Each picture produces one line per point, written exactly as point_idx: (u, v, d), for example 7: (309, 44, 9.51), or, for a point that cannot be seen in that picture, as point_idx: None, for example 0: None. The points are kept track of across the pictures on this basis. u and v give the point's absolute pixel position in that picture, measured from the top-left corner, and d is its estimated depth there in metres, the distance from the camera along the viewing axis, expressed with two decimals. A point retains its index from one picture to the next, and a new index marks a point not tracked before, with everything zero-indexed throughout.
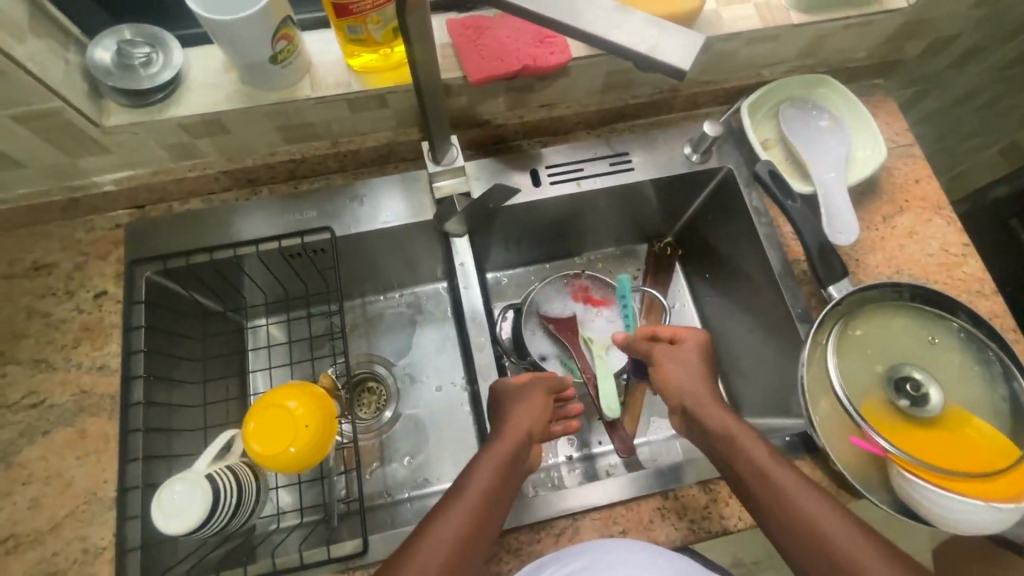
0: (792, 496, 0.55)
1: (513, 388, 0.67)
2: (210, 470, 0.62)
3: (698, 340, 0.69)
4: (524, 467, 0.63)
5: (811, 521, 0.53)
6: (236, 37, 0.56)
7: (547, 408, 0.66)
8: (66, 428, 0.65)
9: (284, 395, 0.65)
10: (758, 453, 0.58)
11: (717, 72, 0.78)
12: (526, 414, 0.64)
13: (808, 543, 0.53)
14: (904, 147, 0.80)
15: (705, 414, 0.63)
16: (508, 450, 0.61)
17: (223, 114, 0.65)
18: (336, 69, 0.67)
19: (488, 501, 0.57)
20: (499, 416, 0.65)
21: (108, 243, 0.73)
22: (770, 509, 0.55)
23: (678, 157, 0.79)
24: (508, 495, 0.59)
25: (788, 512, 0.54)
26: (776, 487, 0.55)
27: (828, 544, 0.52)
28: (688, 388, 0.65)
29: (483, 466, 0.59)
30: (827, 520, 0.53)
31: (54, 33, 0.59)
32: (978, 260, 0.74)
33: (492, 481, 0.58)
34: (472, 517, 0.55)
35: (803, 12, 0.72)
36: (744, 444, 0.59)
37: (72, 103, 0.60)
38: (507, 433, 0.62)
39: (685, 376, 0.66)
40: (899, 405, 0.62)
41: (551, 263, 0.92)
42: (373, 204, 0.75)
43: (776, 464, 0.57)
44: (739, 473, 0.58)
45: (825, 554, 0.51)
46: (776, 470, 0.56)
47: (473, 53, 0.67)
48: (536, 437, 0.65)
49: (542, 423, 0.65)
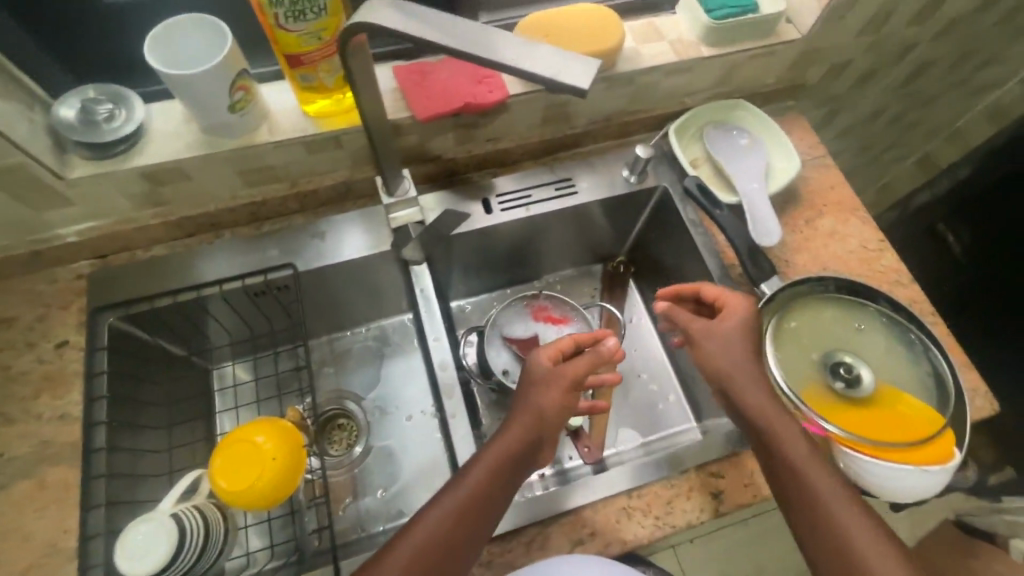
0: (809, 478, 0.56)
1: (538, 372, 0.66)
2: (175, 509, 0.62)
3: (744, 310, 0.66)
4: (532, 461, 0.64)
5: (819, 496, 0.55)
6: (194, 88, 0.61)
7: (565, 401, 0.65)
8: (25, 479, 0.64)
9: (252, 430, 0.67)
10: (786, 430, 0.59)
11: (645, 103, 0.86)
12: (536, 411, 0.64)
13: (813, 516, 0.55)
14: (818, 159, 0.89)
15: (747, 386, 0.62)
16: (505, 451, 0.61)
17: (185, 162, 0.68)
18: (293, 114, 0.71)
19: (480, 504, 0.59)
20: (515, 402, 0.66)
21: (70, 293, 0.74)
22: (783, 476, 0.58)
23: (618, 180, 0.86)
24: (501, 500, 0.60)
25: (799, 482, 0.57)
26: (796, 468, 0.57)
27: (830, 525, 0.54)
28: (730, 365, 0.63)
29: (482, 465, 0.60)
30: (837, 504, 0.55)
31: (19, 94, 0.62)
32: (893, 252, 0.82)
33: (483, 485, 0.59)
34: (461, 514, 0.58)
35: (711, 46, 0.81)
36: (774, 419, 0.60)
37: (36, 157, 0.62)
38: (509, 431, 0.63)
39: (727, 350, 0.64)
40: (837, 387, 0.67)
41: (512, 288, 0.97)
42: (334, 240, 0.79)
43: (805, 450, 0.58)
44: (763, 442, 0.60)
45: (823, 534, 0.54)
46: (805, 456, 0.57)
47: (419, 95, 0.73)
48: (547, 436, 0.65)
49: (556, 416, 0.64)
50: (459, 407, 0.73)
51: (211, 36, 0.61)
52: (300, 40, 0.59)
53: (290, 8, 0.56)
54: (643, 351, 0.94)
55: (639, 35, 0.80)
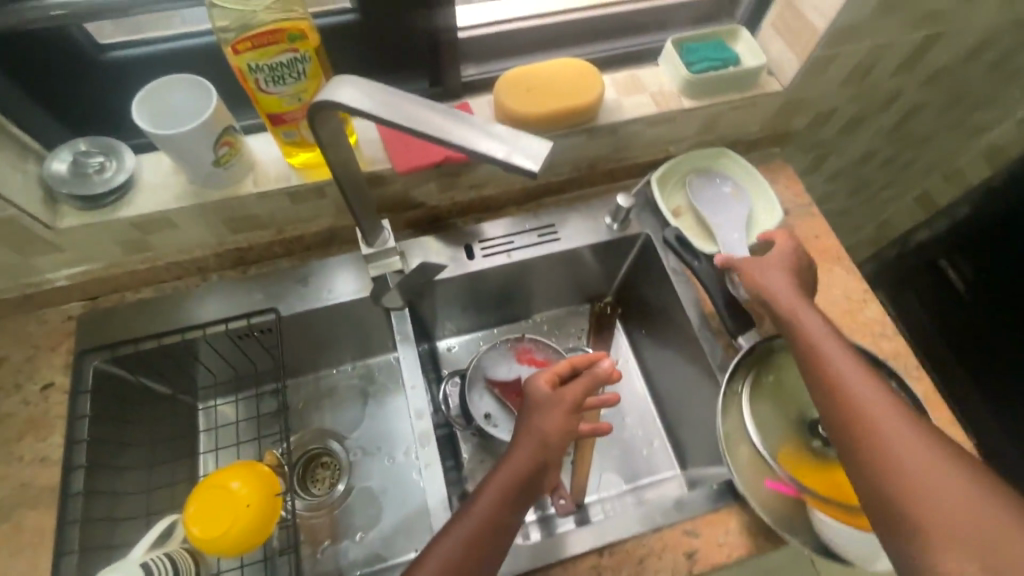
0: (844, 377, 0.57)
1: (539, 395, 0.66)
2: (146, 557, 0.63)
3: (782, 250, 0.72)
4: (538, 488, 0.62)
5: (852, 390, 0.56)
6: (181, 145, 0.63)
7: (566, 425, 0.64)
8: (3, 523, 0.65)
9: (227, 475, 0.68)
10: (826, 343, 0.60)
11: (629, 151, 0.88)
12: (539, 435, 0.63)
13: (845, 407, 0.55)
14: (802, 207, 0.89)
15: (797, 310, 0.65)
16: (513, 473, 0.60)
17: (173, 211, 0.70)
18: (278, 165, 0.73)
19: (490, 530, 0.57)
20: (521, 423, 0.66)
21: (59, 334, 0.76)
22: (816, 375, 0.59)
23: (600, 226, 0.87)
24: (509, 531, 0.59)
25: (832, 382, 0.57)
26: (832, 369, 0.58)
27: (861, 416, 0.54)
28: (776, 288, 0.68)
29: (486, 494, 0.59)
30: (873, 401, 0.54)
31: (14, 149, 0.65)
32: (878, 303, 0.81)
33: (491, 510, 0.58)
34: (472, 540, 0.57)
35: (692, 98, 0.82)
36: (812, 331, 0.62)
37: (26, 210, 0.64)
38: (515, 455, 0.62)
39: (778, 279, 0.69)
40: (813, 446, 0.67)
41: (500, 327, 0.97)
42: (318, 284, 0.80)
43: (843, 356, 0.59)
44: (814, 372, 0.60)
45: (853, 425, 0.54)
46: (841, 359, 0.58)
47: (400, 148, 0.75)
48: (554, 459, 0.63)
49: (560, 442, 0.63)
50: (433, 455, 0.72)
51: (197, 95, 0.63)
52: (282, 101, 0.62)
53: (270, 73, 0.58)
54: (631, 393, 0.92)
55: (621, 87, 0.82)
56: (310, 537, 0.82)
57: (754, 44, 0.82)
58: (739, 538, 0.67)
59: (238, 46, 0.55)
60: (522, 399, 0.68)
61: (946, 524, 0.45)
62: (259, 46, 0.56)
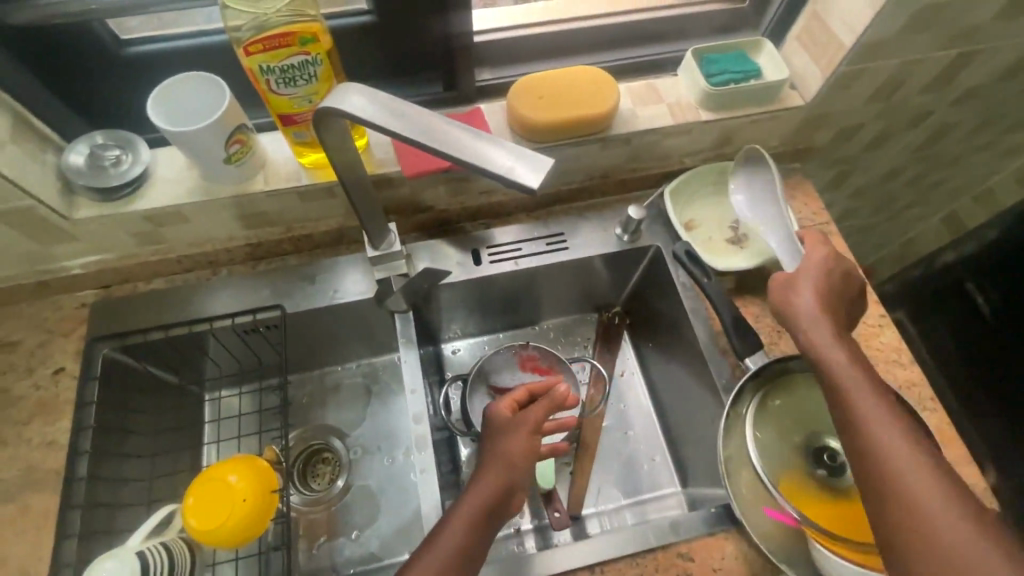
0: (866, 416, 0.52)
1: (502, 418, 0.67)
2: (143, 546, 0.64)
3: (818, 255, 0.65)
4: (506, 512, 0.62)
5: (873, 431, 0.51)
6: (192, 143, 0.63)
7: (530, 446, 0.64)
8: (8, 503, 0.67)
9: (226, 469, 0.68)
10: (848, 375, 0.55)
11: (643, 161, 0.86)
12: (504, 458, 0.63)
13: (865, 450, 0.51)
14: (821, 225, 0.87)
15: (821, 334, 0.59)
16: (478, 501, 0.60)
17: (184, 205, 0.71)
18: (289, 164, 0.74)
19: (462, 556, 0.57)
20: (484, 448, 0.66)
21: (73, 321, 0.77)
22: (839, 409, 0.54)
23: (610, 237, 0.85)
24: (480, 553, 0.58)
25: (853, 420, 0.53)
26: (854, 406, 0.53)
27: (883, 461, 0.50)
28: (802, 306, 0.61)
29: (456, 517, 0.59)
30: (895, 442, 0.50)
31: (34, 139, 0.66)
32: (894, 329, 0.78)
33: (463, 536, 0.58)
34: (446, 565, 0.56)
35: (710, 111, 0.80)
36: (834, 359, 0.57)
37: (43, 200, 0.66)
38: (482, 481, 0.61)
39: (803, 295, 0.62)
40: (817, 474, 0.66)
41: (505, 333, 0.96)
42: (326, 284, 0.80)
43: (865, 389, 0.54)
44: (836, 407, 0.55)
45: (875, 470, 0.50)
46: (863, 393, 0.54)
47: (409, 151, 0.75)
48: (520, 481, 0.63)
49: (524, 463, 0.63)
50: (430, 461, 0.72)
51: (211, 94, 0.64)
52: (292, 102, 0.62)
53: (281, 75, 0.59)
54: (634, 406, 0.91)
55: (637, 96, 0.81)
56: (308, 532, 0.83)
57: (777, 56, 0.80)
58: (736, 564, 0.65)
59: (251, 48, 0.55)
60: (483, 424, 0.69)
61: (945, 545, 0.45)
62: (270, 48, 0.56)
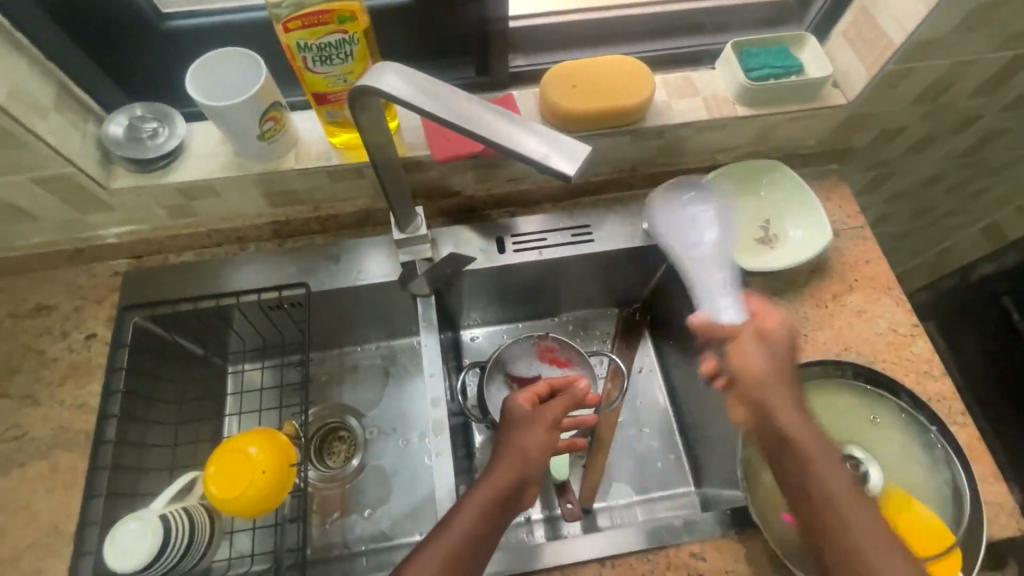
0: (833, 493, 0.55)
1: (521, 412, 0.67)
2: (166, 510, 0.65)
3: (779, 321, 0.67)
4: (519, 504, 0.62)
5: (837, 506, 0.55)
6: (227, 118, 0.64)
7: (547, 441, 0.65)
8: (40, 460, 0.70)
9: (246, 440, 0.69)
10: (814, 451, 0.57)
11: (674, 156, 0.85)
12: (521, 451, 0.63)
13: (832, 524, 0.54)
14: (856, 229, 0.84)
15: (787, 407, 0.60)
16: (492, 491, 0.60)
17: (216, 180, 0.72)
18: (320, 143, 0.74)
19: (474, 542, 0.57)
20: (499, 440, 0.66)
21: (106, 288, 0.80)
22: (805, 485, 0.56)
23: (636, 231, 0.84)
24: (492, 542, 0.59)
25: (821, 496, 0.55)
26: (821, 482, 0.56)
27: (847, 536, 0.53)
28: (768, 376, 0.62)
29: (469, 504, 0.59)
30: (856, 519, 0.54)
31: (76, 109, 0.68)
32: (927, 340, 0.76)
33: (476, 524, 0.58)
34: (457, 552, 0.56)
35: (747, 106, 0.78)
36: (799, 435, 0.58)
37: (83, 168, 0.67)
38: (497, 471, 0.61)
39: (769, 365, 0.63)
40: None
41: (525, 323, 0.96)
42: (351, 265, 0.81)
43: (828, 466, 0.57)
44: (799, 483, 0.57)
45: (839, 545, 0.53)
46: (827, 470, 0.56)
47: (439, 135, 0.75)
48: (534, 473, 0.63)
49: (540, 457, 0.63)
50: (445, 445, 0.73)
51: (248, 70, 0.65)
52: (327, 81, 0.62)
53: (318, 53, 0.59)
54: (651, 403, 0.90)
55: (673, 89, 0.79)
56: (322, 508, 0.84)
57: (820, 52, 0.77)
58: (748, 567, 0.65)
59: (290, 24, 0.56)
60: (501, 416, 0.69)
61: None
62: (309, 25, 0.56)
